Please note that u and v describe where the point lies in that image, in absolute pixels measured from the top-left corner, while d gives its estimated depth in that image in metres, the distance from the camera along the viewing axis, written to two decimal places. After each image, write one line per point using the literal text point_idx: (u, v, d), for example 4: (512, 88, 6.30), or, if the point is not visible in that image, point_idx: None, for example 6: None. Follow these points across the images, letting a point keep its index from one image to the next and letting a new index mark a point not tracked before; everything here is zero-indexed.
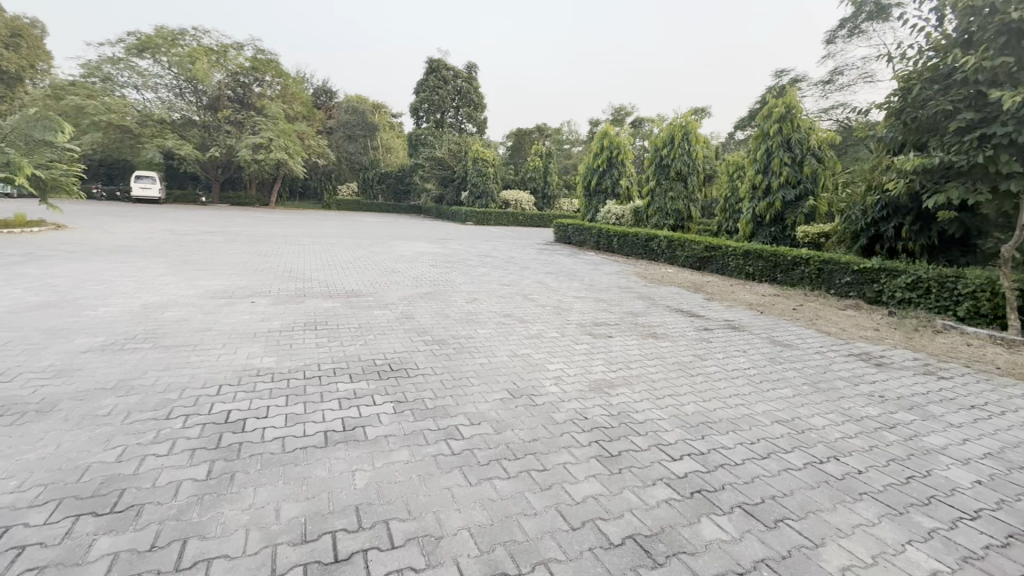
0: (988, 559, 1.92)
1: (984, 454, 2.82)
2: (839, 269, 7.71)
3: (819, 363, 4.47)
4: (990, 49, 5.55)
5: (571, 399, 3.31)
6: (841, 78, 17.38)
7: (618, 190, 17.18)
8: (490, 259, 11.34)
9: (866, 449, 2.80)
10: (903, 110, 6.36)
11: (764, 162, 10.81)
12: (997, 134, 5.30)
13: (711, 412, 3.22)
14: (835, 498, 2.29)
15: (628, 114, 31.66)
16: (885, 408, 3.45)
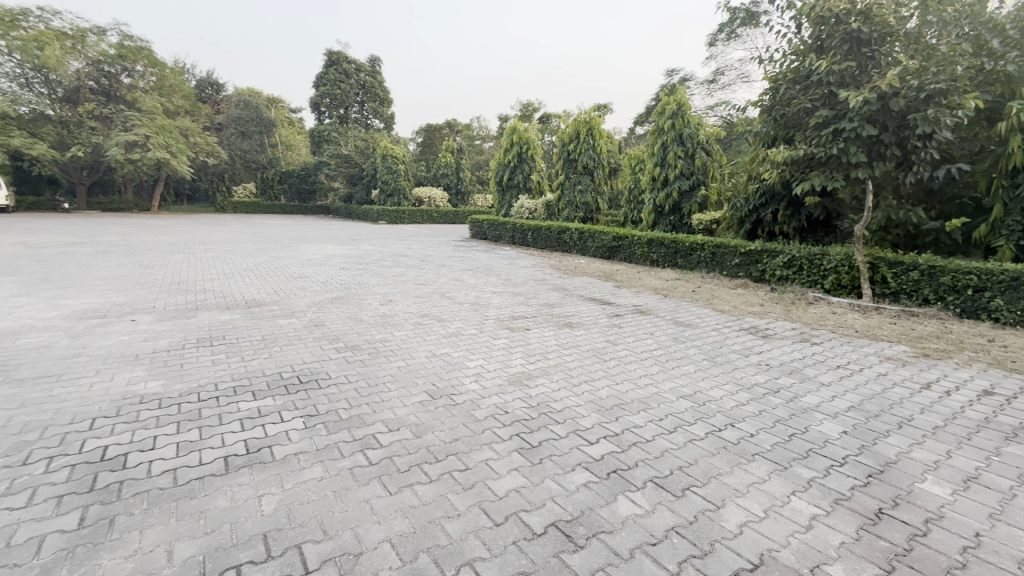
0: (854, 498, 2.22)
1: (849, 407, 3.26)
2: (729, 252, 8.49)
3: (716, 340, 4.89)
4: (838, 54, 6.39)
5: (492, 395, 3.33)
6: (723, 78, 19.06)
7: (529, 185, 17.52)
8: (405, 258, 11.09)
9: (757, 414, 3.12)
10: (773, 107, 7.13)
11: (661, 156, 11.59)
12: (847, 128, 6.14)
13: (624, 394, 3.41)
14: (732, 462, 2.52)
15: (535, 109, 32.36)
16: (770, 375, 3.87)
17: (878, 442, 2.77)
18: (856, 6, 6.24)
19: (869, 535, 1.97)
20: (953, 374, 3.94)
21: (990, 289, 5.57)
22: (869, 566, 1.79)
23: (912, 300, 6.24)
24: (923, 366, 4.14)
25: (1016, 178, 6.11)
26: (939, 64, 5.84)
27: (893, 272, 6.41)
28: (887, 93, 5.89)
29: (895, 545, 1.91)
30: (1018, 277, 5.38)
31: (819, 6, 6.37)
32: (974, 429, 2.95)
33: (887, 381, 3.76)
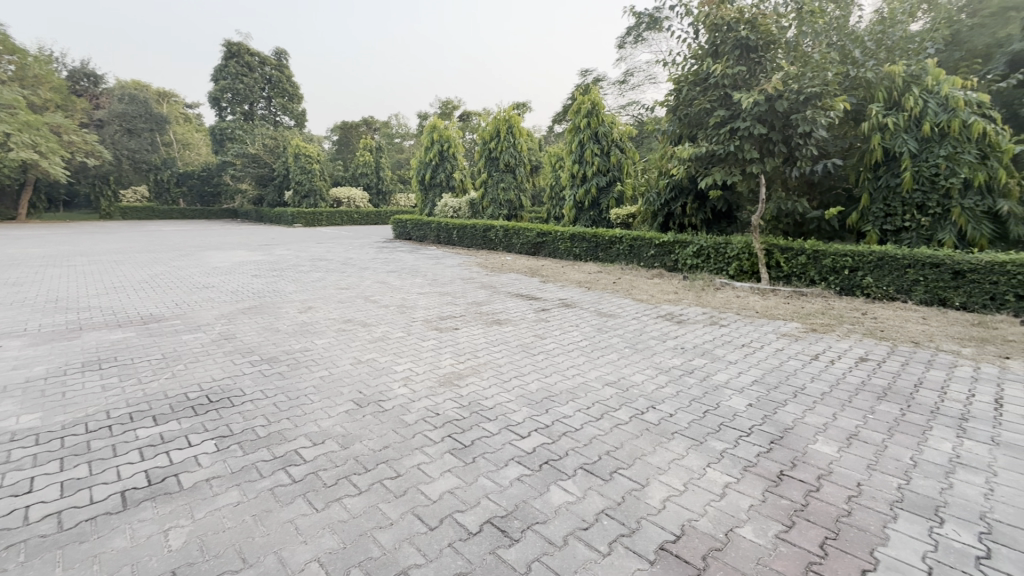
0: (760, 464, 2.44)
1: (753, 382, 3.58)
2: (645, 244, 8.97)
3: (637, 328, 5.15)
4: (731, 59, 6.96)
5: (422, 398, 3.27)
6: (633, 78, 20.02)
7: (452, 183, 17.38)
8: (324, 262, 10.58)
9: (675, 395, 3.33)
10: (677, 107, 7.64)
11: (578, 153, 11.99)
12: (742, 127, 6.72)
13: (553, 385, 3.50)
14: (655, 441, 2.67)
15: (454, 107, 32.11)
16: (685, 357, 4.15)
17: (778, 411, 3.07)
18: (743, 16, 6.83)
19: (773, 496, 2.18)
20: (836, 345, 4.46)
21: (862, 268, 6.39)
22: (774, 523, 1.99)
23: (801, 281, 6.99)
24: (811, 339, 4.65)
25: (877, 171, 7.05)
26: (814, 70, 6.56)
27: (785, 257, 7.12)
28: (773, 95, 6.51)
29: (795, 502, 2.13)
30: (882, 258, 6.23)
31: (713, 14, 6.89)
32: (853, 393, 3.37)
33: (784, 355, 4.18)
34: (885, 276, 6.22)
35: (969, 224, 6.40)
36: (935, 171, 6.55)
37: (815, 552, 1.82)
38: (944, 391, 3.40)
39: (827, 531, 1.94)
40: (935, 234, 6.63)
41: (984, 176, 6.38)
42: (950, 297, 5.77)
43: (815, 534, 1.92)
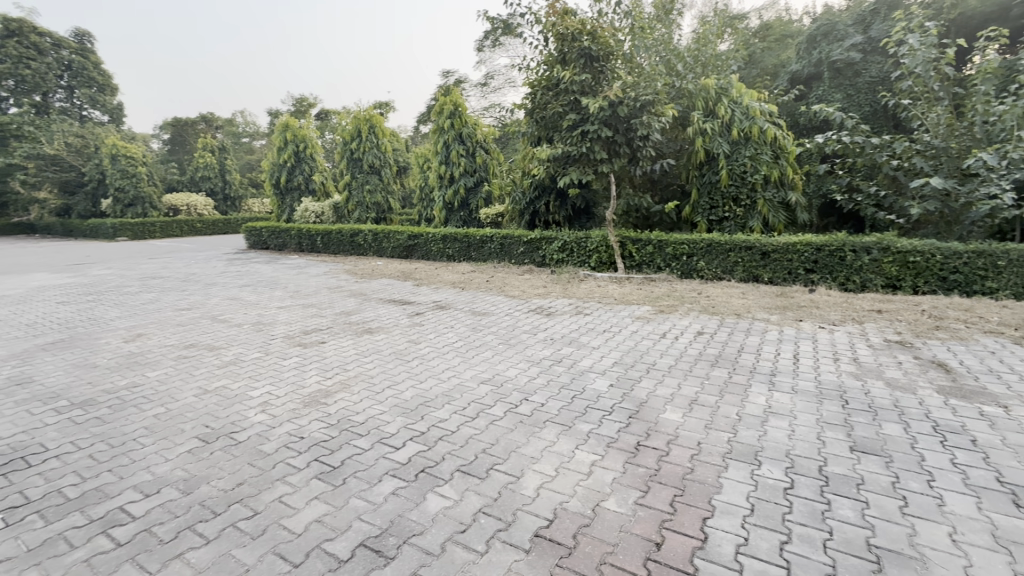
0: (622, 439, 2.67)
1: (613, 364, 3.90)
2: (514, 242, 9.29)
3: (510, 324, 5.29)
4: (578, 67, 7.50)
5: (283, 423, 2.98)
6: (493, 81, 20.57)
7: (312, 186, 16.18)
8: (159, 281, 9.14)
9: (546, 384, 3.50)
10: (534, 110, 8.04)
11: (444, 154, 11.99)
12: (591, 130, 7.32)
13: (428, 391, 3.44)
14: (528, 432, 2.77)
15: (311, 104, 29.94)
16: (554, 348, 4.38)
17: (634, 388, 3.40)
18: (585, 27, 7.40)
19: (632, 466, 2.40)
20: (679, 323, 5.08)
21: (696, 254, 7.38)
22: (633, 491, 2.19)
23: (650, 269, 7.82)
24: (660, 320, 5.24)
25: (702, 170, 8.18)
26: (646, 80, 7.39)
27: (636, 248, 7.91)
28: (615, 101, 7.17)
29: (650, 469, 2.37)
30: (710, 244, 7.26)
31: (559, 24, 7.38)
32: (693, 363, 3.87)
33: (638, 336, 4.64)
34: (714, 260, 7.25)
35: (771, 213, 7.77)
36: (743, 169, 7.82)
37: (666, 511, 2.04)
38: (759, 353, 4.08)
39: (676, 490, 2.19)
40: (747, 221, 7.90)
41: (777, 173, 7.79)
42: (761, 274, 6.94)
43: (667, 494, 2.16)
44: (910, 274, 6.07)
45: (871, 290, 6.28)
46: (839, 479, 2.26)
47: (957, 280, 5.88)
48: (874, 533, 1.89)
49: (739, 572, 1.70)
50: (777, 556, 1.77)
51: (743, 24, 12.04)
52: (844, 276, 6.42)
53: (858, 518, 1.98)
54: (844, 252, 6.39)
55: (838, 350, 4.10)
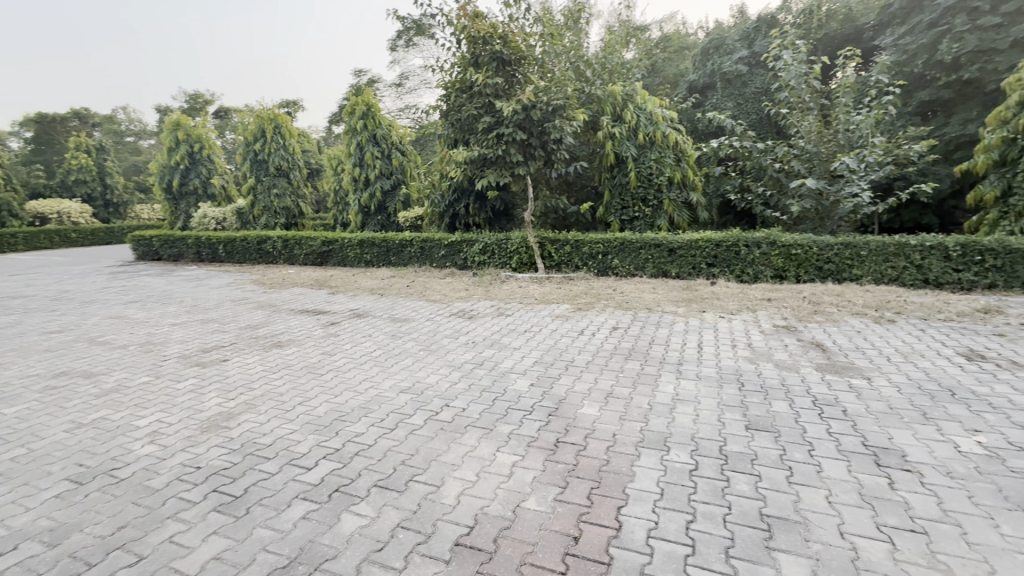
0: (541, 437, 2.72)
1: (533, 363, 3.96)
2: (434, 245, 9.16)
3: (430, 329, 5.20)
4: (490, 71, 7.56)
5: (176, 453, 2.69)
6: (408, 82, 20.16)
7: (211, 190, 14.89)
8: (22, 301, 7.92)
9: (467, 389, 3.47)
10: (449, 112, 7.97)
11: (358, 156, 11.56)
12: (506, 134, 7.42)
13: (343, 404, 3.28)
14: (449, 439, 2.73)
15: (207, 101, 27.54)
16: (476, 351, 4.36)
17: (553, 386, 3.47)
18: (496, 31, 7.45)
19: (551, 463, 2.45)
20: (596, 319, 5.28)
21: (610, 252, 7.72)
22: (552, 488, 2.23)
23: (569, 268, 8.06)
24: (578, 317, 5.41)
25: (613, 172, 8.59)
26: (557, 86, 7.61)
27: (555, 248, 8.12)
28: (528, 105, 7.33)
29: (568, 464, 2.43)
30: (623, 243, 7.64)
31: (470, 26, 7.38)
32: (608, 358, 4.03)
33: (558, 334, 4.76)
34: (627, 258, 7.64)
35: (675, 212, 8.33)
36: (650, 171, 8.31)
37: (584, 504, 2.10)
38: (668, 344, 4.35)
39: (592, 482, 2.26)
40: (655, 220, 8.41)
41: (680, 175, 8.38)
42: (669, 269, 7.42)
43: (584, 488, 2.23)
44: (793, 266, 6.79)
45: (763, 281, 6.94)
46: (737, 457, 2.46)
47: (831, 269, 6.67)
48: (765, 503, 2.07)
49: (651, 555, 1.79)
50: (684, 535, 1.89)
51: (645, 34, 12.81)
52: (740, 269, 7.04)
53: (753, 491, 2.16)
54: (739, 247, 7.00)
55: (735, 337, 4.48)
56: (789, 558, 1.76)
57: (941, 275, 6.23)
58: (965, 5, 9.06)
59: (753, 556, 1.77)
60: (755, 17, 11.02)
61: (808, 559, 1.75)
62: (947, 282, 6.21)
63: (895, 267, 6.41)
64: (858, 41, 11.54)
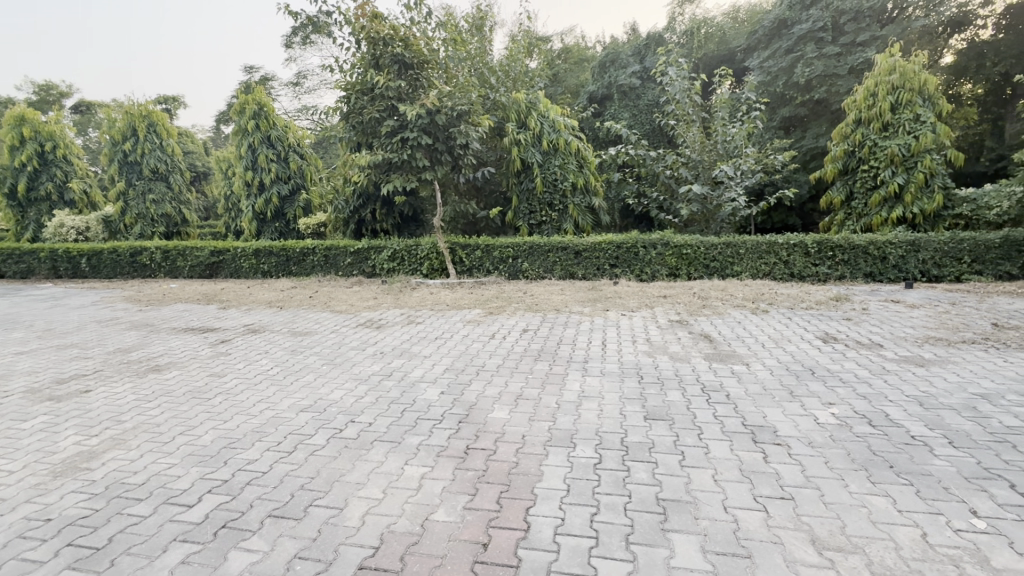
0: (452, 445, 2.68)
1: (444, 370, 3.91)
2: (340, 253, 8.74)
3: (335, 342, 4.92)
4: (392, 73, 7.38)
5: (18, 506, 2.28)
6: (307, 81, 19.07)
7: (69, 196, 12.93)
8: None
9: (374, 402, 3.33)
10: (349, 115, 7.66)
11: (250, 158, 10.71)
12: (411, 138, 7.28)
13: (234, 429, 3.00)
14: (353, 457, 2.60)
15: (62, 93, 23.98)
16: (384, 362, 4.21)
17: (464, 392, 3.45)
18: (397, 33, 7.32)
19: (461, 471, 2.42)
20: (507, 323, 5.34)
21: (520, 256, 7.88)
22: (462, 497, 2.21)
23: (480, 272, 8.10)
24: (489, 321, 5.44)
25: (520, 177, 8.79)
26: (461, 91, 7.60)
27: (466, 253, 8.13)
28: (432, 109, 7.26)
29: (478, 470, 2.42)
30: (531, 246, 7.84)
31: (369, 27, 7.18)
32: (518, 360, 4.09)
33: (469, 340, 4.75)
34: (536, 261, 7.85)
35: (580, 216, 8.71)
36: (554, 177, 8.63)
37: (493, 509, 2.10)
38: (575, 343, 4.53)
39: (502, 486, 2.28)
40: (562, 224, 8.73)
41: (582, 180, 8.77)
42: (576, 271, 7.72)
43: (493, 493, 2.23)
44: (685, 264, 7.40)
45: (659, 279, 7.47)
46: (636, 447, 2.61)
47: (716, 267, 7.35)
48: (660, 488, 2.22)
49: (557, 552, 1.83)
50: (588, 528, 1.96)
51: (547, 45, 13.28)
52: (639, 269, 7.52)
53: (650, 478, 2.31)
54: (637, 248, 7.49)
55: (635, 333, 4.77)
56: (681, 537, 1.89)
57: (804, 269, 7.13)
58: (812, 35, 10.52)
59: (651, 540, 1.88)
60: (644, 35, 11.90)
61: (697, 536, 1.90)
62: (809, 275, 7.12)
63: (767, 263, 7.22)
64: (731, 62, 12.90)
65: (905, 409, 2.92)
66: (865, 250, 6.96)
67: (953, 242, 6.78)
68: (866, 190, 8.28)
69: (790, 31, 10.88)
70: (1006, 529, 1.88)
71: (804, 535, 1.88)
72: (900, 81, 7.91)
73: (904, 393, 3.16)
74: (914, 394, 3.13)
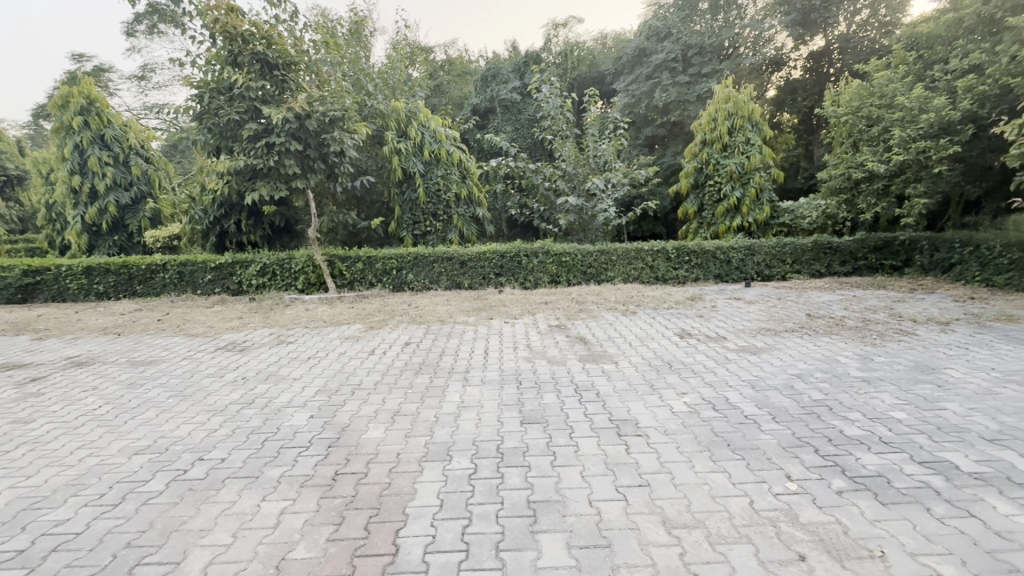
0: (317, 474, 2.48)
1: (316, 393, 3.64)
2: (198, 268, 7.78)
3: (186, 370, 4.33)
4: (252, 72, 6.82)
5: None
6: (155, 76, 16.77)
7: None
8: None
9: (230, 435, 2.98)
10: (203, 115, 6.95)
11: (77, 161, 9.11)
12: (277, 143, 6.76)
13: (39, 486, 2.47)
14: (198, 500, 2.29)
15: None
16: (245, 388, 3.80)
17: (336, 414, 3.24)
18: (258, 31, 6.79)
19: (326, 500, 2.25)
20: (387, 337, 5.15)
21: (404, 267, 7.68)
22: (326, 528, 2.05)
23: (362, 285, 7.74)
24: (369, 336, 5.21)
25: (402, 187, 8.62)
26: (333, 96, 7.22)
27: (346, 266, 7.72)
28: (301, 114, 6.80)
29: (345, 497, 2.27)
30: (416, 257, 7.69)
31: (223, 21, 6.56)
32: (398, 375, 3.96)
33: (345, 357, 4.50)
34: (421, 271, 7.70)
35: (464, 226, 8.77)
36: (437, 187, 8.60)
37: (360, 536, 1.98)
38: (457, 353, 4.51)
39: (371, 510, 2.16)
40: (447, 234, 8.70)
41: (465, 191, 8.84)
42: (462, 281, 7.73)
43: (361, 519, 2.10)
44: (565, 271, 7.78)
45: (542, 286, 7.77)
46: (511, 452, 2.65)
47: (592, 273, 7.84)
48: (532, 491, 2.27)
49: (426, 571, 1.77)
50: (459, 542, 1.93)
51: (428, 56, 13.24)
52: (523, 277, 7.76)
53: (522, 482, 2.35)
54: (520, 257, 7.73)
55: (517, 340, 4.88)
56: (548, 537, 1.95)
57: (666, 273, 7.90)
58: (667, 65, 11.85)
59: (520, 544, 1.91)
60: (522, 53, 12.43)
61: (564, 533, 1.97)
62: (671, 278, 7.91)
63: (636, 268, 7.87)
64: (601, 83, 13.98)
65: (742, 393, 3.35)
66: (714, 254, 7.93)
67: (778, 247, 8.01)
68: (713, 203, 9.45)
69: (648, 59, 12.14)
70: (812, 488, 2.23)
71: (657, 517, 2.05)
72: (734, 109, 9.17)
73: (741, 378, 3.62)
74: (748, 379, 3.60)
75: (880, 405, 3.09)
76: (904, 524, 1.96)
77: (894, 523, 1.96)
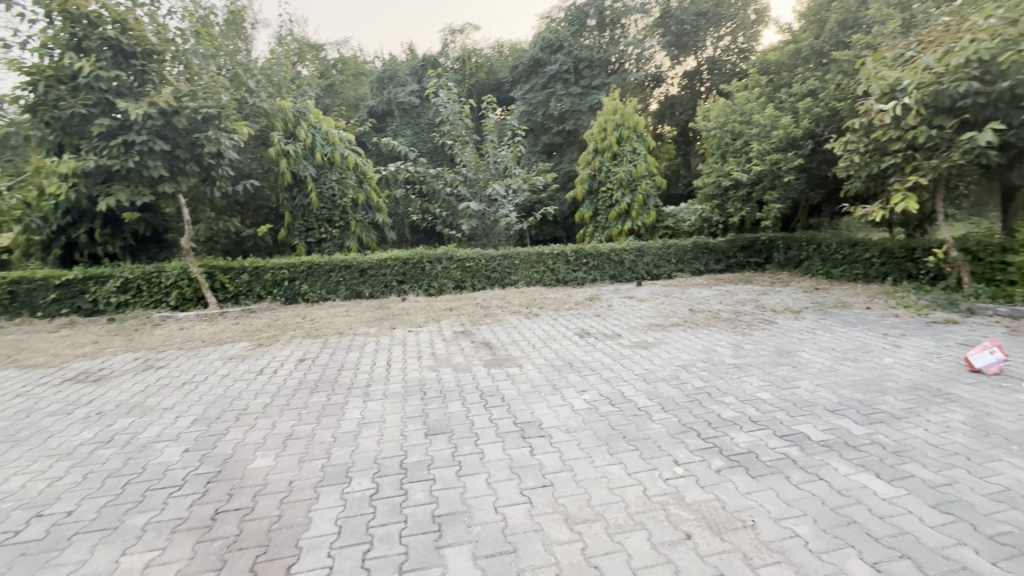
0: (192, 516, 2.20)
1: (192, 423, 3.24)
2: (37, 287, 6.59)
3: (20, 410, 3.63)
4: (101, 59, 5.94)
5: None
6: None
7: None
8: None
9: (79, 482, 2.54)
10: (39, 108, 5.95)
11: None
12: (137, 141, 5.95)
13: None
14: (34, 566, 1.92)
15: None
16: (101, 425, 3.27)
17: (216, 445, 2.91)
18: (109, 13, 5.96)
19: (203, 545, 2.01)
20: (278, 355, 4.75)
21: (297, 277, 7.17)
22: None
23: (249, 298, 7.10)
24: (257, 355, 4.76)
25: (292, 192, 8.10)
26: (207, 91, 6.54)
27: (228, 278, 7.02)
28: (167, 110, 6.04)
29: (227, 537, 2.04)
30: (310, 267, 7.21)
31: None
32: (290, 396, 3.66)
33: (229, 380, 4.07)
34: (317, 281, 7.24)
35: (363, 233, 8.42)
36: (332, 192, 8.15)
37: None
38: (357, 367, 4.29)
39: (258, 548, 1.96)
40: (344, 241, 8.27)
41: (363, 196, 8.48)
42: (362, 289, 7.40)
43: (246, 560, 1.90)
44: (469, 276, 7.79)
45: (446, 293, 7.70)
46: (415, 466, 2.57)
47: (497, 277, 7.93)
48: (437, 504, 2.22)
49: None
50: (359, 569, 1.82)
51: (318, 53, 12.54)
52: (426, 283, 7.61)
53: (427, 496, 2.29)
54: (424, 263, 7.58)
55: (421, 349, 4.77)
56: (454, 550, 1.91)
57: (567, 275, 8.24)
58: (560, 76, 12.42)
59: (425, 562, 1.86)
60: (420, 57, 12.33)
61: (470, 544, 1.94)
62: (571, 280, 8.25)
63: (538, 271, 8.11)
64: (499, 91, 14.24)
65: (635, 387, 3.57)
66: (609, 256, 8.43)
67: (664, 248, 8.74)
68: (606, 208, 10.03)
69: (544, 70, 12.62)
70: (695, 470, 2.43)
71: (560, 515, 2.11)
72: (621, 121, 9.88)
73: (634, 373, 3.87)
74: (641, 373, 3.86)
75: (749, 388, 3.48)
76: (770, 493, 2.21)
77: (762, 493, 2.21)
